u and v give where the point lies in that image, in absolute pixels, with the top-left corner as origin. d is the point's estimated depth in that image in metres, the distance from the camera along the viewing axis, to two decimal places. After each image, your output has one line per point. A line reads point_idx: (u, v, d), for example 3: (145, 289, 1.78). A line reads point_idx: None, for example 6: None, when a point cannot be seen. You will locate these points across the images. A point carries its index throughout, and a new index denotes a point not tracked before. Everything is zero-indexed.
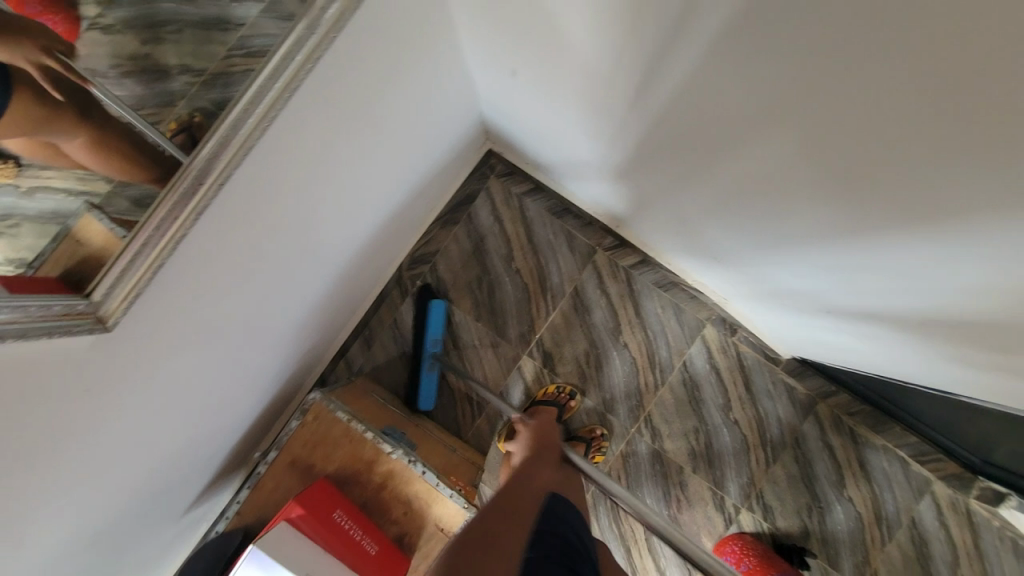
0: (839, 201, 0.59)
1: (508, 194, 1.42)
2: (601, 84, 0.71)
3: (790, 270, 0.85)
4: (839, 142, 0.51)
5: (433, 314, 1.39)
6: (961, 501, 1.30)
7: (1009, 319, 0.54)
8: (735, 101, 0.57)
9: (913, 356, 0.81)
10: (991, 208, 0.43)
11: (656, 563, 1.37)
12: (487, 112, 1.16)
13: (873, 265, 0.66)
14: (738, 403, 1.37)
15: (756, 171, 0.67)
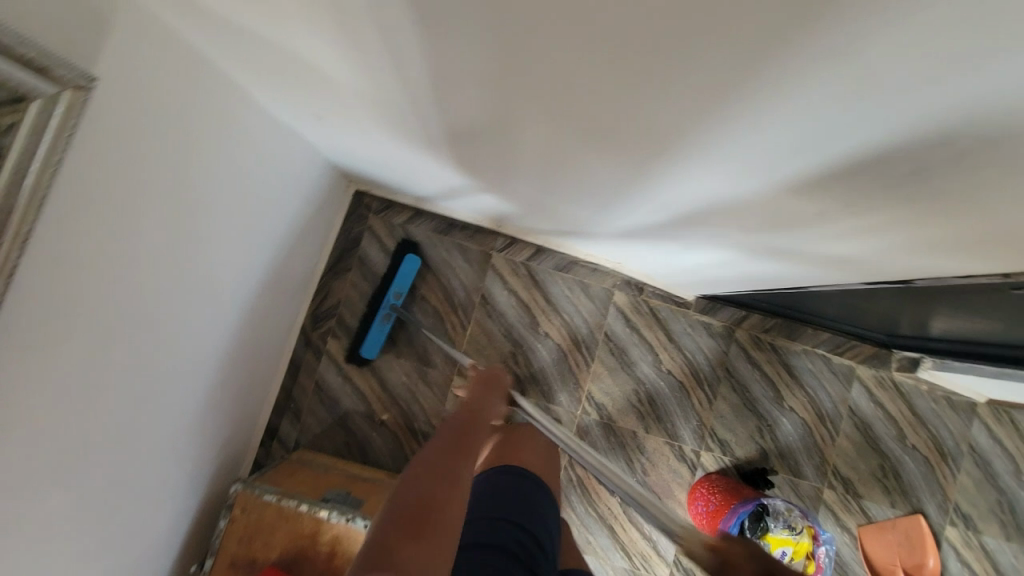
0: (618, 158, 0.63)
1: (390, 227, 1.42)
2: (388, 111, 0.72)
3: (632, 221, 0.90)
4: (571, 109, 0.54)
5: (402, 267, 1.37)
6: (884, 374, 1.40)
7: (786, 213, 0.59)
8: (483, 100, 0.60)
9: (763, 264, 0.86)
10: (702, 123, 0.46)
11: (640, 531, 1.39)
12: (330, 156, 1.16)
13: (675, 200, 0.70)
14: (666, 354, 1.42)
15: (549, 151, 0.70)
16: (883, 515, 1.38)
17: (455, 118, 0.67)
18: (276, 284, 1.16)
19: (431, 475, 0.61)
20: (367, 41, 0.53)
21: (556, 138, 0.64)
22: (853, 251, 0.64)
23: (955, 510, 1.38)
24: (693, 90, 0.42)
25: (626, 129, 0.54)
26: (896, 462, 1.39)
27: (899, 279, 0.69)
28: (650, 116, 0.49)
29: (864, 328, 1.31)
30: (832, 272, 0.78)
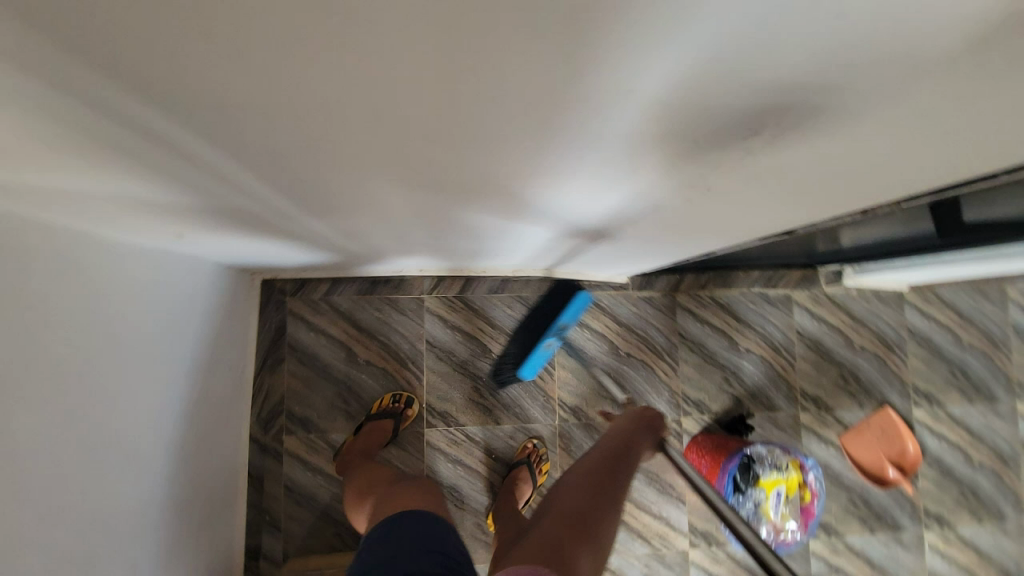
0: (489, 185, 0.61)
1: (312, 304, 1.36)
2: (246, 206, 0.67)
3: (535, 232, 0.89)
4: (414, 162, 0.53)
5: (573, 303, 1.31)
6: (817, 291, 1.48)
7: (651, 189, 0.60)
8: (329, 176, 0.57)
9: (664, 237, 0.89)
10: (537, 137, 0.46)
11: (650, 512, 1.38)
12: (221, 259, 1.09)
13: (554, 206, 0.70)
14: (621, 339, 1.43)
15: (423, 198, 0.67)
16: (857, 419, 1.45)
17: (315, 192, 0.63)
18: (204, 405, 1.08)
19: (588, 496, 0.70)
20: (176, 160, 0.49)
21: (423, 186, 0.61)
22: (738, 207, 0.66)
23: (916, 392, 1.48)
24: (526, 114, 0.41)
25: (481, 163, 0.52)
26: (851, 366, 1.47)
27: (787, 224, 0.72)
28: (499, 146, 0.48)
29: (786, 258, 1.37)
30: (730, 230, 0.80)
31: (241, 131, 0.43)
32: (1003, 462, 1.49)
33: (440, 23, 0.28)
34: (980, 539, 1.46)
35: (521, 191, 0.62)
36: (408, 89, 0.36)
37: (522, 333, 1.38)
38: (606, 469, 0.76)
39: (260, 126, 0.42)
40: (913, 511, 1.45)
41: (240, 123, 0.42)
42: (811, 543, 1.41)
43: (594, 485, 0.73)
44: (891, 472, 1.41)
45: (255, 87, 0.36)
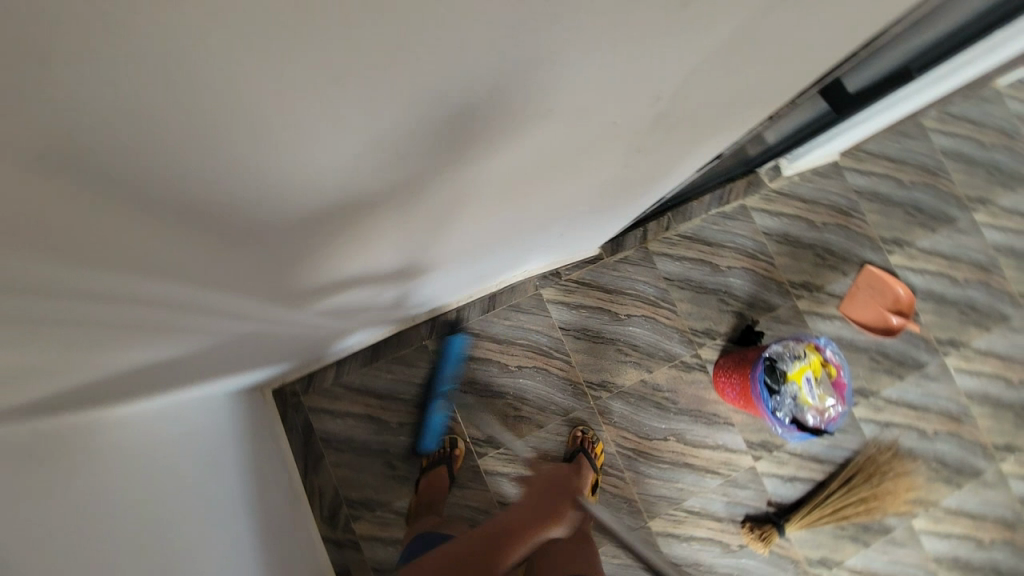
0: (451, 218, 0.65)
1: (327, 393, 1.38)
2: (246, 325, 0.71)
3: (506, 244, 0.94)
4: (391, 220, 0.58)
5: (451, 348, 1.40)
6: (766, 191, 1.58)
7: (595, 163, 0.67)
8: (314, 266, 0.61)
9: (618, 201, 0.95)
10: (491, 157, 0.52)
11: (707, 446, 1.44)
12: (229, 386, 1.11)
13: (517, 212, 0.76)
14: (616, 304, 1.49)
15: (399, 253, 0.71)
16: (847, 286, 1.55)
17: (303, 288, 0.67)
18: (270, 521, 1.09)
19: (483, 539, 0.92)
20: (175, 305, 0.53)
21: (396, 241, 0.65)
22: (669, 150, 0.72)
23: (886, 242, 1.58)
24: (467, 143, 0.46)
25: (437, 202, 0.57)
26: (823, 243, 1.57)
27: (714, 146, 0.79)
28: (450, 181, 0.52)
29: (726, 172, 1.47)
30: (671, 173, 0.87)
31: (231, 255, 0.48)
32: (985, 271, 1.60)
33: (389, 97, 0.34)
34: (995, 345, 1.57)
35: (482, 210, 0.67)
36: (363, 156, 0.41)
37: (412, 408, 1.40)
38: (497, 524, 0.97)
39: (248, 243, 0.47)
40: (929, 345, 1.55)
41: (230, 248, 0.46)
42: (854, 411, 1.49)
43: (483, 535, 0.94)
44: (894, 320, 1.52)
45: (240, 209, 0.40)
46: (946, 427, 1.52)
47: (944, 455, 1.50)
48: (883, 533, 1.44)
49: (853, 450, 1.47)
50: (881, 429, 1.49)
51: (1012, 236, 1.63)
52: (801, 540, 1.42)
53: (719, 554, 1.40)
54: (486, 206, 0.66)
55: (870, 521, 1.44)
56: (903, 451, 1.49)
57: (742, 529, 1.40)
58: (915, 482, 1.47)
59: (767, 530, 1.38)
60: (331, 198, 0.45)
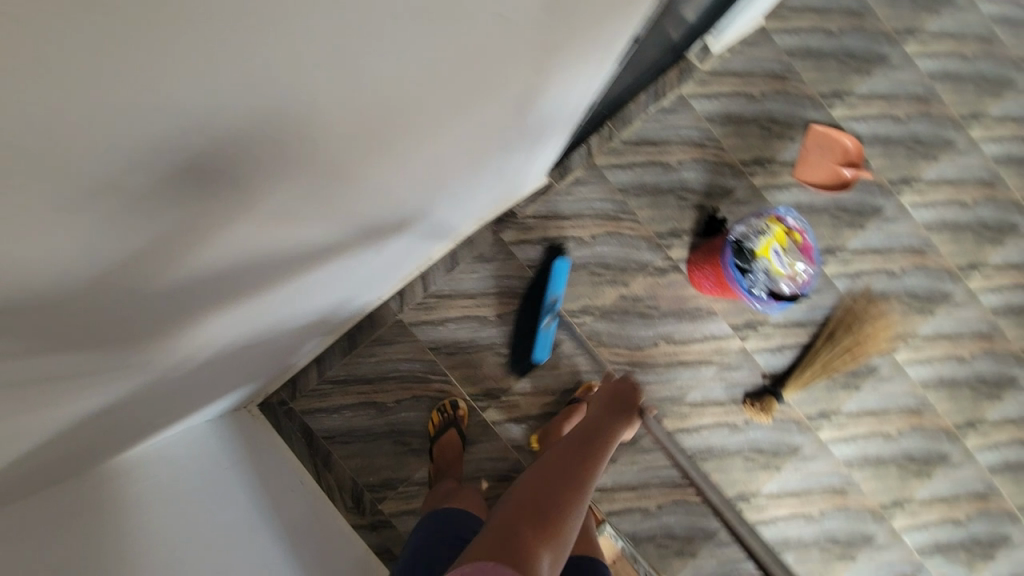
0: (372, 167, 0.59)
1: (316, 393, 1.36)
2: (197, 341, 0.66)
3: (447, 190, 0.88)
4: (302, 186, 0.52)
5: (556, 270, 1.40)
6: (699, 74, 1.52)
7: (507, 72, 0.61)
8: (245, 262, 0.56)
9: (550, 116, 0.90)
10: (383, 86, 0.46)
11: (696, 340, 1.48)
12: (210, 412, 1.07)
13: (444, 151, 0.70)
14: (578, 228, 1.46)
15: (328, 224, 0.66)
16: (797, 151, 1.55)
17: (244, 289, 0.62)
18: (295, 525, 1.09)
19: (561, 470, 0.90)
20: (113, 341, 0.49)
21: (318, 210, 0.60)
22: (580, 35, 0.66)
23: (825, 98, 1.57)
24: (349, 70, 0.41)
25: (346, 146, 0.51)
26: (765, 114, 1.55)
27: (626, 23, 0.74)
28: (353, 114, 0.46)
29: (651, 62, 1.42)
30: (592, 68, 0.82)
31: (155, 274, 0.44)
32: (924, 101, 1.61)
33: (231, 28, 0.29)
34: (944, 173, 1.61)
35: (403, 151, 0.62)
36: (242, 107, 0.35)
37: (518, 319, 1.41)
38: (573, 449, 0.95)
39: (168, 257, 0.43)
40: (883, 189, 1.58)
41: (154, 266, 0.42)
42: (825, 271, 1.54)
43: (559, 465, 0.91)
44: (846, 173, 1.52)
45: (138, 220, 0.36)
46: (912, 262, 1.57)
47: (915, 288, 1.57)
48: (871, 374, 1.53)
49: (831, 307, 1.53)
50: (853, 281, 1.54)
51: (943, 60, 1.63)
52: (799, 401, 1.50)
53: (729, 435, 1.47)
54: (406, 145, 0.60)
55: (858, 367, 1.52)
56: (877, 295, 1.55)
57: (745, 407, 1.47)
58: (892, 321, 1.54)
59: (767, 400, 1.45)
60: (230, 176, 0.41)
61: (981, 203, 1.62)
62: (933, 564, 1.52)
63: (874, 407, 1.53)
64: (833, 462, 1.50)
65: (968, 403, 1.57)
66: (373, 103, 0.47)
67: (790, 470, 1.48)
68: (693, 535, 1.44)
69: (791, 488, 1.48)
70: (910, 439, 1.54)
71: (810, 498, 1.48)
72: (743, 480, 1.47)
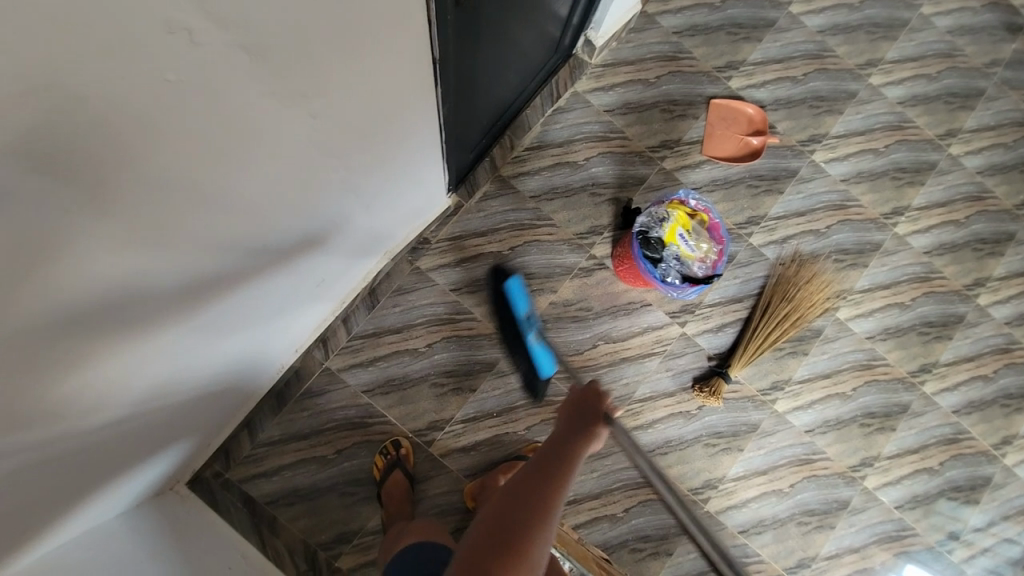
0: (167, 229, 0.57)
1: (251, 459, 1.29)
2: (27, 446, 0.60)
3: (297, 235, 0.87)
4: (85, 264, 0.50)
5: (512, 291, 1.26)
6: (591, 69, 1.51)
7: (293, 102, 0.60)
8: (45, 353, 0.53)
9: (399, 137, 0.89)
10: (124, 139, 0.44)
11: (635, 335, 1.44)
12: (120, 506, 0.99)
13: (263, 193, 0.68)
14: (495, 242, 1.42)
15: (148, 296, 0.62)
16: (703, 127, 1.54)
17: (57, 381, 0.57)
18: None
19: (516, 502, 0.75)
20: None
21: (122, 281, 0.56)
22: (370, 63, 0.67)
23: (721, 71, 1.56)
24: (62, 130, 0.38)
25: (109, 212, 0.48)
26: (664, 97, 1.53)
27: (429, 43, 0.74)
28: (94, 157, 0.43)
29: (538, 65, 1.40)
30: (417, 94, 0.83)
31: None
32: (818, 58, 1.62)
33: None
34: (852, 124, 1.61)
35: (203, 207, 0.60)
36: None
37: (512, 351, 1.30)
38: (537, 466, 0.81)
39: None
40: (794, 151, 1.57)
41: None
42: (752, 241, 1.52)
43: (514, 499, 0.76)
44: (754, 141, 1.54)
45: None
46: (837, 218, 1.57)
47: (844, 243, 1.56)
48: (817, 336, 1.51)
49: (765, 277, 1.51)
50: (781, 247, 1.53)
51: (831, 14, 1.64)
52: (749, 377, 1.47)
53: (684, 424, 1.43)
54: (201, 201, 0.59)
55: (801, 332, 1.50)
56: (807, 256, 1.54)
57: (694, 394, 1.44)
58: (826, 280, 1.53)
59: (714, 383, 1.42)
60: None
61: (894, 147, 1.62)
62: (914, 518, 1.49)
63: (826, 369, 1.50)
64: (794, 432, 1.47)
65: (918, 347, 1.55)
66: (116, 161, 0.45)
67: (752, 448, 1.45)
68: (666, 533, 1.40)
69: (757, 466, 1.44)
70: (867, 395, 1.51)
71: (777, 473, 1.45)
72: (707, 468, 1.43)
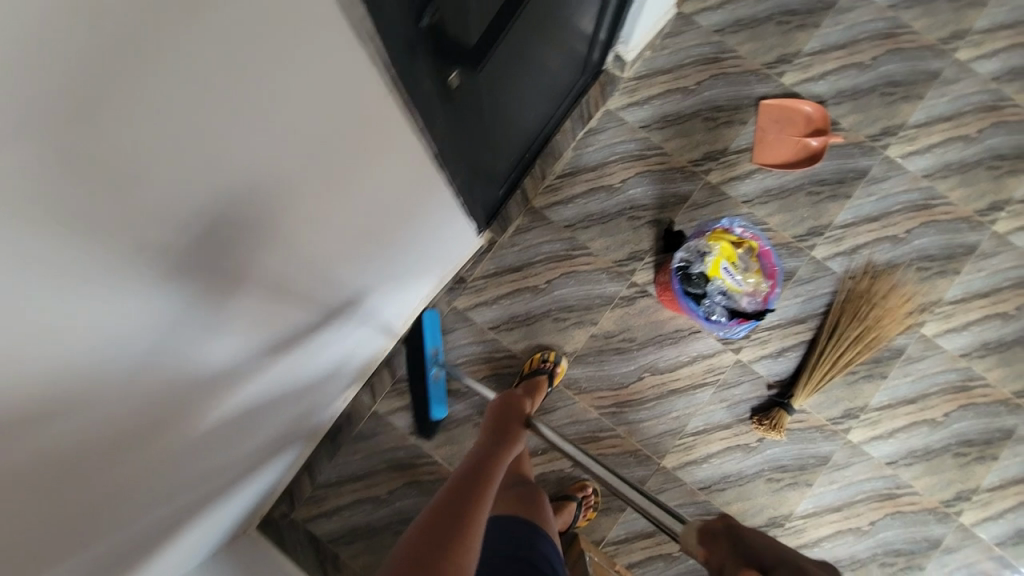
0: (189, 346, 0.63)
1: (313, 498, 1.37)
2: (108, 523, 0.69)
3: (324, 310, 0.91)
4: (131, 373, 0.57)
5: (427, 324, 1.33)
6: (624, 84, 1.42)
7: (292, 202, 0.64)
8: (117, 447, 0.61)
9: (409, 202, 0.91)
10: (139, 261, 0.50)
11: (684, 365, 1.37)
12: (205, 552, 1.10)
13: (279, 281, 0.73)
14: (531, 277, 1.39)
15: (191, 390, 0.69)
16: (752, 133, 1.40)
17: (123, 471, 0.65)
18: None
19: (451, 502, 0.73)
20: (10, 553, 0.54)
21: (165, 383, 0.63)
22: (352, 160, 0.70)
23: (771, 68, 1.41)
24: (80, 267, 0.45)
25: (136, 329, 0.55)
26: (706, 104, 1.41)
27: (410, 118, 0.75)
28: (116, 283, 0.49)
29: (564, 89, 1.34)
30: (414, 168, 0.84)
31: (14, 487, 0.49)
32: (890, 36, 1.41)
33: None
34: (934, 110, 1.40)
35: (219, 313, 0.65)
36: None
37: (412, 384, 1.35)
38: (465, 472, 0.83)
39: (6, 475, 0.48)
40: (863, 148, 1.39)
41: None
42: (814, 255, 1.38)
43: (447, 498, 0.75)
44: (814, 143, 1.38)
45: None
46: (919, 221, 1.38)
47: (929, 249, 1.37)
48: (897, 356, 1.35)
49: (832, 294, 1.37)
50: (850, 258, 1.37)
51: None
52: (816, 405, 1.35)
53: (744, 458, 1.34)
54: (213, 316, 0.65)
55: (878, 353, 1.35)
56: (882, 267, 1.37)
57: (753, 426, 1.34)
58: (908, 293, 1.36)
59: (775, 415, 1.31)
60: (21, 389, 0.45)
61: (990, 131, 1.39)
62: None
63: (910, 394, 1.34)
64: (872, 464, 1.33)
65: None
66: (114, 309, 0.51)
67: (822, 483, 1.33)
68: None
69: (829, 502, 1.33)
70: (961, 422, 1.34)
71: (853, 510, 1.32)
72: (771, 504, 1.33)
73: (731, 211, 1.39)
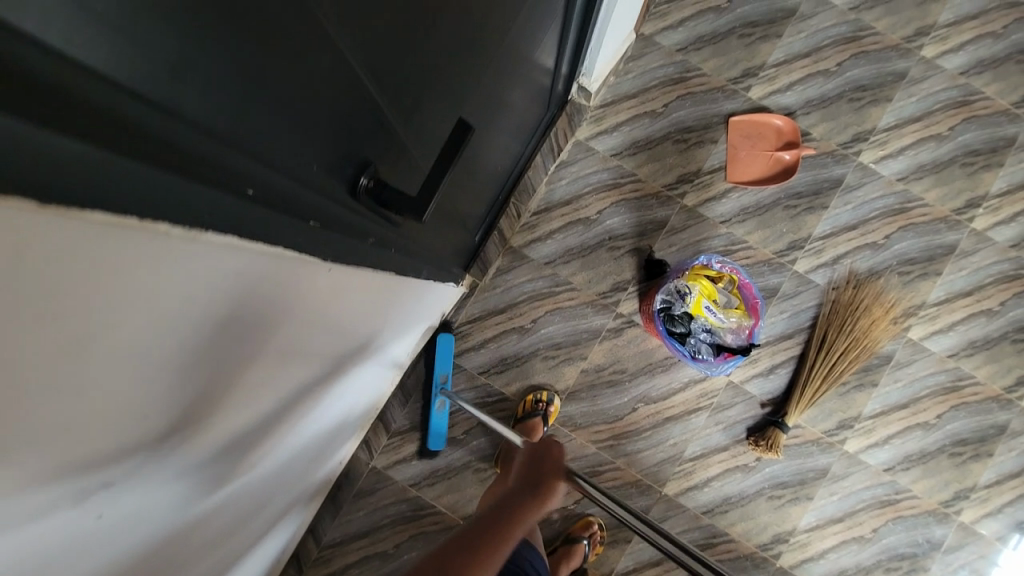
0: (175, 498, 0.58)
1: (320, 560, 1.36)
2: None
3: (307, 405, 0.86)
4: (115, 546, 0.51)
5: (441, 348, 1.33)
6: (590, 113, 1.40)
7: (266, 332, 0.59)
8: None
9: (382, 285, 0.86)
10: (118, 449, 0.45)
11: (677, 392, 1.36)
12: None
13: (261, 404, 0.68)
14: (517, 318, 1.38)
15: (180, 532, 0.63)
16: (724, 152, 1.39)
17: None
18: None
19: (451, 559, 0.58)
20: None
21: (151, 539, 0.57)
22: (320, 275, 0.65)
23: (737, 83, 1.40)
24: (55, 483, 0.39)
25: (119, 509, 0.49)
26: (676, 126, 1.39)
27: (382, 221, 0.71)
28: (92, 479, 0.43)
29: (534, 126, 1.31)
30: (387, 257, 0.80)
31: None
32: (855, 40, 1.39)
33: None
34: (904, 111, 1.39)
35: (205, 457, 0.60)
36: None
37: (417, 402, 1.37)
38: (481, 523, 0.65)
39: None
40: (836, 157, 1.39)
41: None
42: (797, 269, 1.37)
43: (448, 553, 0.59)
44: (786, 157, 1.37)
45: None
46: (897, 225, 1.37)
47: (909, 253, 1.37)
48: (886, 363, 1.35)
49: (816, 307, 1.37)
50: (832, 269, 1.37)
51: None
52: (811, 419, 1.35)
53: (743, 478, 1.35)
54: (193, 471, 0.58)
55: (868, 361, 1.35)
56: (864, 275, 1.37)
57: (750, 446, 1.34)
58: (892, 300, 1.36)
59: (771, 435, 1.31)
60: None
61: (961, 128, 1.38)
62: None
63: (901, 399, 1.35)
64: (871, 472, 1.34)
65: (1014, 359, 1.35)
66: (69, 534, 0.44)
67: (823, 495, 1.34)
68: None
69: (831, 514, 1.34)
70: (955, 421, 1.35)
71: (856, 519, 1.34)
72: (775, 522, 1.34)
73: (709, 232, 1.38)
